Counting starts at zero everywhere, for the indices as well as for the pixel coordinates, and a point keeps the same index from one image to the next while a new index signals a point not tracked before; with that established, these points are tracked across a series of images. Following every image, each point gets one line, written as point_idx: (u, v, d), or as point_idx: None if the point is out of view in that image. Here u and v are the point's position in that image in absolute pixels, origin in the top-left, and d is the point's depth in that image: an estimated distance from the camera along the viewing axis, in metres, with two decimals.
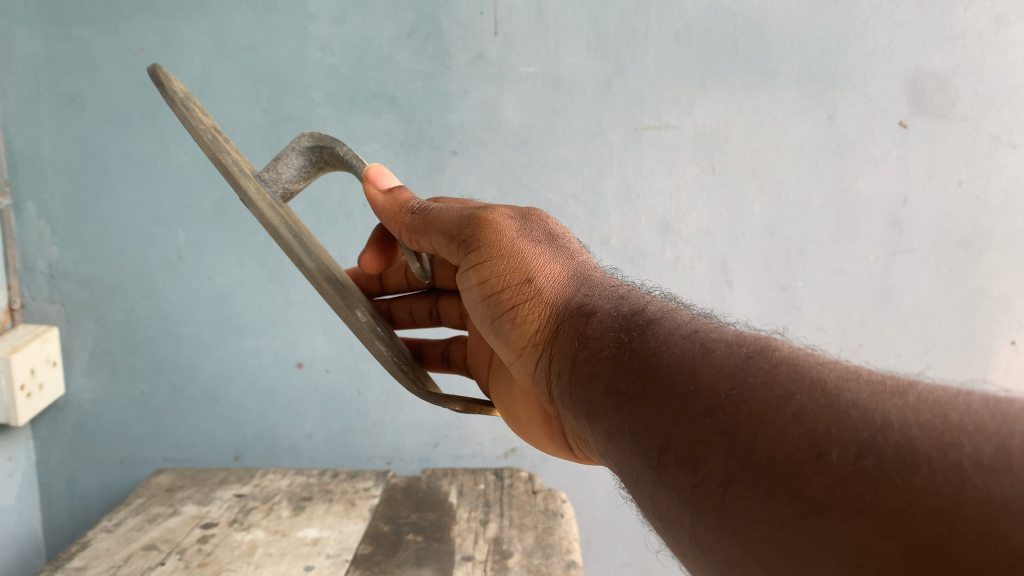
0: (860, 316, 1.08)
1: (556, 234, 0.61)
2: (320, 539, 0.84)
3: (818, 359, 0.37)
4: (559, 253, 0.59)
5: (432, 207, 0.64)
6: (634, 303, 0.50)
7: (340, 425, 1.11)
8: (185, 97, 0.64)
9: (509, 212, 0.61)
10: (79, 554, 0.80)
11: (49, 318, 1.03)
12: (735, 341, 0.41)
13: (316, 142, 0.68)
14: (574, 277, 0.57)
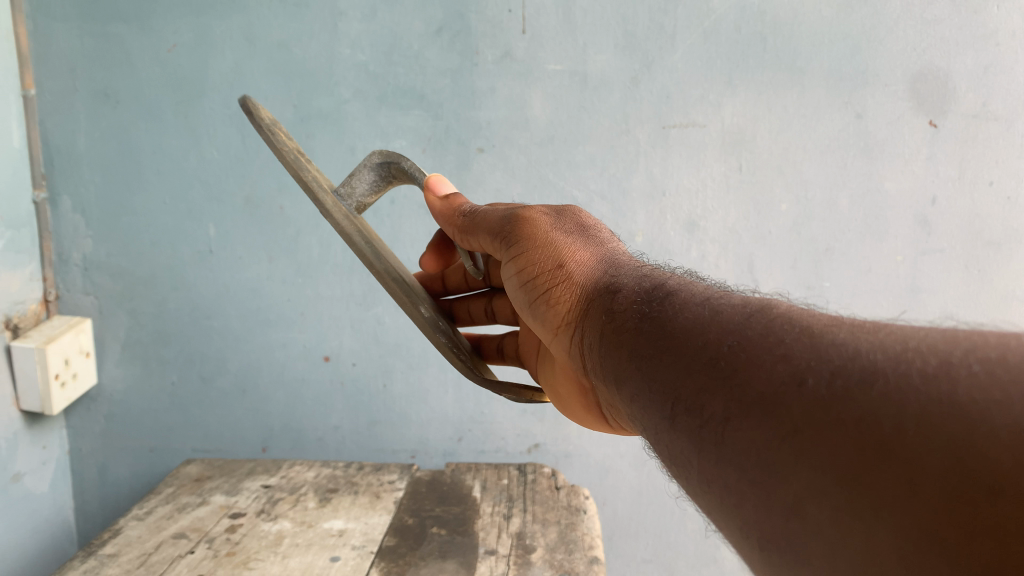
0: (887, 317, 1.07)
1: (579, 214, 0.64)
2: (345, 530, 0.86)
3: (816, 316, 0.39)
4: (582, 233, 0.61)
5: (482, 209, 0.66)
6: (654, 277, 0.52)
7: (366, 419, 1.12)
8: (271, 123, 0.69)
9: (546, 210, 0.63)
10: (111, 541, 0.82)
11: (83, 309, 1.05)
12: (739, 306, 0.43)
13: (384, 158, 0.73)
14: (599, 255, 0.58)
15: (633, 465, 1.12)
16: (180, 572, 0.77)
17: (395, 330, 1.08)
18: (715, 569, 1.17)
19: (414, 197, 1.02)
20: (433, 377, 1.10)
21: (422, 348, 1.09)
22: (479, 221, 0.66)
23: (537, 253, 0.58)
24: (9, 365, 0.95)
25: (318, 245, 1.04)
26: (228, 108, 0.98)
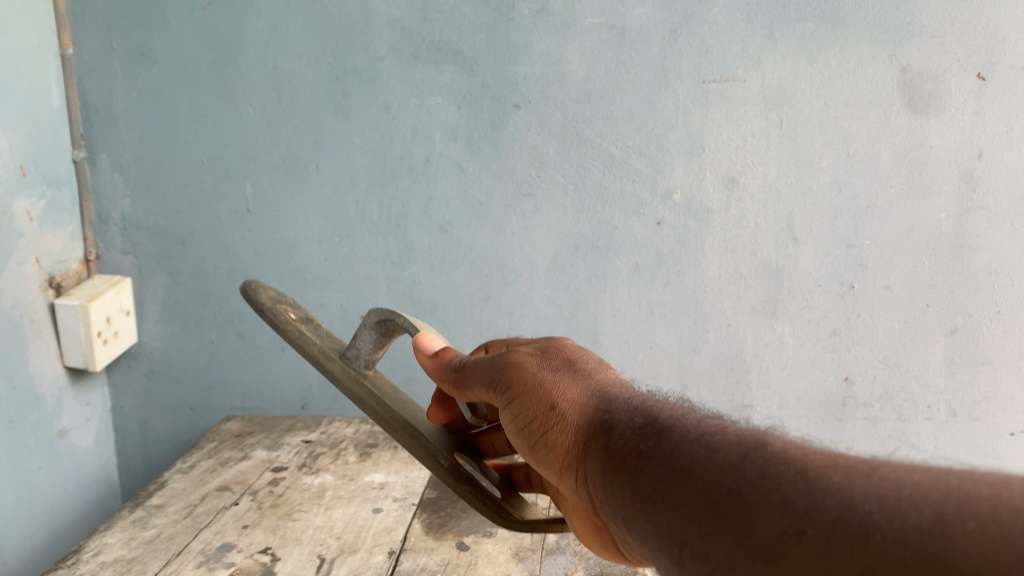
0: (931, 275, 1.03)
1: (565, 346, 0.61)
2: (386, 484, 0.87)
3: (806, 451, 0.39)
4: (576, 362, 0.59)
5: (469, 359, 0.64)
6: (652, 412, 0.50)
7: (402, 376, 1.12)
8: (279, 305, 0.73)
9: (531, 349, 0.60)
10: (157, 494, 0.84)
11: (123, 269, 1.06)
12: (731, 445, 0.41)
13: (381, 315, 0.70)
14: (596, 384, 0.56)
15: None
16: (226, 522, 0.78)
17: (431, 290, 1.07)
18: None
19: (449, 155, 1.01)
20: (468, 337, 1.09)
21: (457, 308, 1.08)
22: (469, 369, 0.63)
23: (534, 392, 0.56)
24: (53, 322, 0.97)
25: (354, 204, 1.03)
26: (263, 66, 0.98)
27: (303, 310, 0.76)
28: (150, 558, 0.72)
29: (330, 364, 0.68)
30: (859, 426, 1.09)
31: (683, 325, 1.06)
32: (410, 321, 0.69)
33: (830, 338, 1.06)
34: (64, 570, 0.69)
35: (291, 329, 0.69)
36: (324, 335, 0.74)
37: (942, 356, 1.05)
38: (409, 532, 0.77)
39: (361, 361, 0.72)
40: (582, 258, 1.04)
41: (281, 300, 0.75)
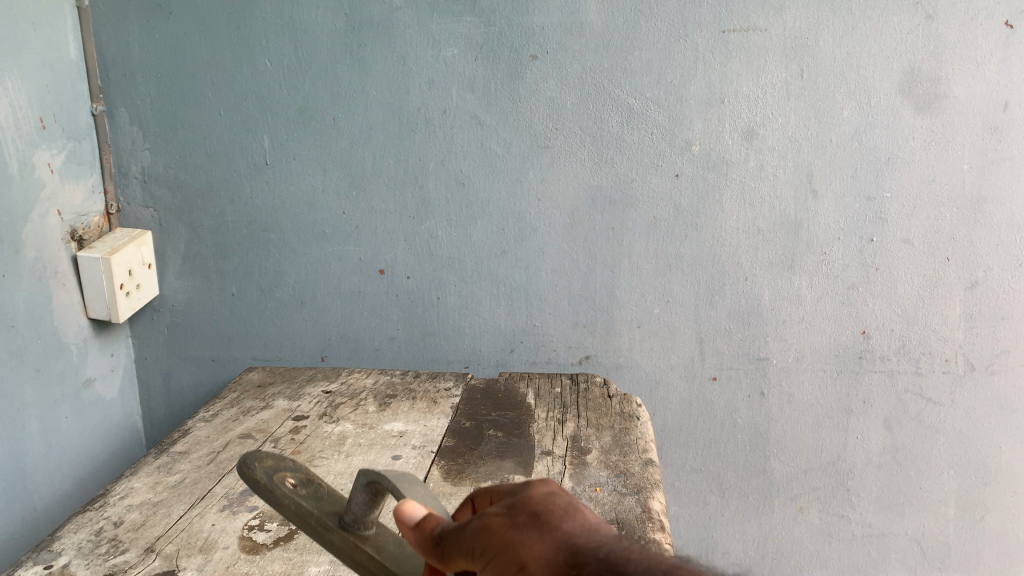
0: (953, 227, 1.02)
1: (538, 495, 0.43)
2: (405, 432, 0.88)
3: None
4: (548, 510, 0.42)
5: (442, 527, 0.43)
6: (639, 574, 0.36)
7: (420, 330, 1.12)
8: (274, 473, 0.56)
9: (499, 506, 0.42)
10: (181, 441, 0.85)
11: (144, 222, 1.07)
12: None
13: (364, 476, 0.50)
14: (571, 534, 0.40)
15: (684, 376, 1.11)
16: None
17: (448, 243, 1.07)
18: (764, 480, 1.14)
19: (466, 108, 1.01)
20: (485, 290, 1.09)
21: (474, 262, 1.08)
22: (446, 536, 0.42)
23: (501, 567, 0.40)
24: (76, 275, 0.98)
25: (371, 157, 1.03)
26: (279, 18, 0.98)
27: (309, 470, 0.58)
28: (175, 501, 0.73)
29: (325, 532, 0.52)
30: (876, 379, 1.08)
31: (701, 279, 1.06)
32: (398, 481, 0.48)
33: (847, 292, 1.05)
34: (93, 511, 0.71)
35: (282, 498, 0.53)
36: (326, 498, 0.55)
37: (961, 310, 1.05)
38: (428, 477, 0.78)
39: (365, 525, 0.52)
40: (600, 211, 1.04)
41: (280, 464, 0.58)
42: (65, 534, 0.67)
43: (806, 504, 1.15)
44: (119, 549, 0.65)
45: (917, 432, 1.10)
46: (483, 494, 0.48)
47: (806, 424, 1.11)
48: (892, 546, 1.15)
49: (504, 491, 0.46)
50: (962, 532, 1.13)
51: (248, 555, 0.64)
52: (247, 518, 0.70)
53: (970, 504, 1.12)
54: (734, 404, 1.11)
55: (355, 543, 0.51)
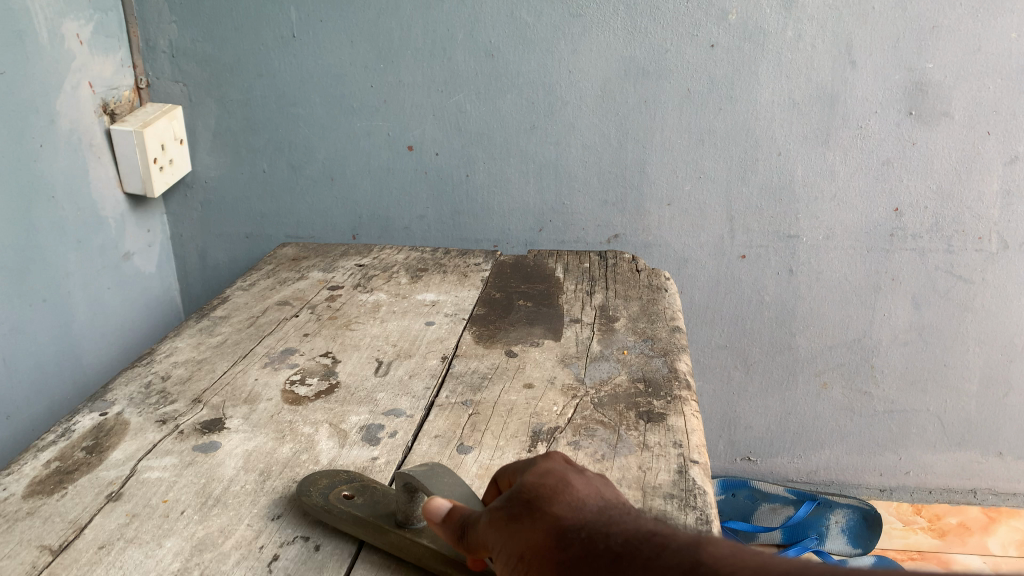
0: (995, 99, 1.00)
1: (534, 478, 0.42)
2: (437, 301, 0.90)
3: (748, 559, 0.32)
4: (537, 495, 0.41)
5: (459, 516, 0.43)
6: (619, 551, 0.36)
7: (449, 208, 1.13)
8: (329, 490, 0.55)
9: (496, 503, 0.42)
10: (221, 306, 0.88)
11: (173, 98, 1.08)
12: (674, 569, 0.33)
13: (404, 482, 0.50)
14: (560, 517, 0.39)
15: (712, 255, 1.11)
16: (288, 331, 0.82)
17: (477, 118, 1.06)
18: (789, 356, 1.16)
19: None
20: (514, 168, 1.09)
21: (504, 138, 1.07)
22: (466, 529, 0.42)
23: (506, 557, 0.39)
24: (111, 148, 1.00)
25: (399, 28, 1.02)
26: None
27: (361, 479, 0.57)
28: (218, 358, 0.76)
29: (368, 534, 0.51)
30: (906, 257, 1.08)
31: (733, 154, 1.05)
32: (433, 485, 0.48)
33: (882, 168, 1.04)
34: (141, 367, 0.74)
35: (333, 511, 0.52)
36: (381, 501, 0.53)
37: (998, 186, 1.04)
38: (460, 342, 0.80)
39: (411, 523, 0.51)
40: (632, 83, 1.02)
41: (335, 479, 0.57)
42: (117, 386, 0.71)
43: (829, 380, 1.17)
44: (169, 399, 0.69)
45: (945, 310, 1.11)
46: (503, 473, 0.46)
47: (833, 302, 1.12)
48: (913, 421, 1.19)
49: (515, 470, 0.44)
50: (983, 408, 1.17)
51: (291, 405, 0.68)
52: (288, 374, 0.73)
53: (993, 381, 1.15)
54: (763, 283, 1.12)
55: (412, 540, 0.49)
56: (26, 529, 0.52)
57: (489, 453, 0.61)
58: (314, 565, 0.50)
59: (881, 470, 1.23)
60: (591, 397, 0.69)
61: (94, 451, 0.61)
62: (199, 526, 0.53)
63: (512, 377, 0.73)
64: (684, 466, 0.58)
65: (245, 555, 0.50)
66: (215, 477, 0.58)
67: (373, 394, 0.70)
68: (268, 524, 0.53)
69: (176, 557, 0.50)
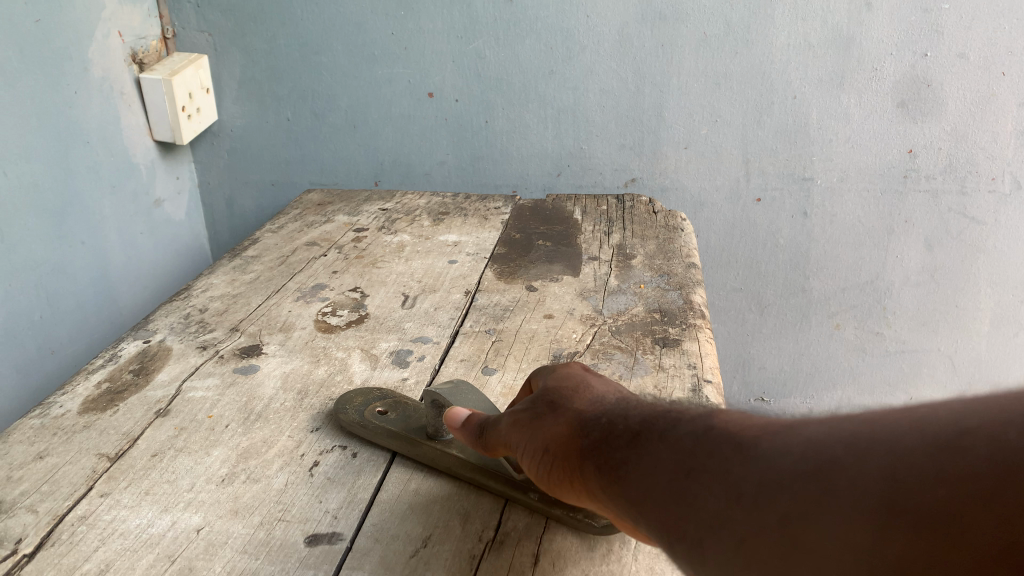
0: (1011, 41, 1.00)
1: (559, 383, 0.44)
2: (459, 242, 0.93)
3: (760, 423, 0.30)
4: (559, 396, 0.43)
5: (490, 423, 0.46)
6: (635, 427, 0.35)
7: (469, 154, 1.15)
8: (364, 408, 0.58)
9: (521, 406, 0.44)
10: (252, 247, 0.91)
11: (199, 48, 1.10)
12: (686, 435, 0.32)
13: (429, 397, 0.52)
14: (580, 410, 0.40)
15: (728, 198, 1.15)
16: (317, 269, 0.85)
17: (496, 64, 1.08)
18: (803, 298, 1.22)
19: None
20: (533, 113, 1.11)
21: (522, 84, 1.09)
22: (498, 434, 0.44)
23: (532, 452, 0.41)
24: (140, 97, 1.02)
25: None
26: None
27: (395, 396, 0.60)
28: (252, 293, 0.79)
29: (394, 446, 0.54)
30: (919, 199, 1.12)
31: (749, 98, 1.07)
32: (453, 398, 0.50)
33: (897, 110, 1.06)
34: (179, 300, 0.78)
35: (365, 426, 0.56)
36: (413, 416, 0.57)
37: (1013, 127, 1.06)
38: (482, 278, 0.84)
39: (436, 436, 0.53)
40: (649, 27, 1.04)
41: (369, 398, 0.60)
42: (158, 317, 0.74)
43: (842, 322, 1.23)
44: (208, 328, 0.72)
45: (957, 252, 1.15)
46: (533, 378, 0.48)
47: (847, 244, 1.16)
48: (924, 362, 1.26)
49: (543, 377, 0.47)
50: (994, 348, 1.23)
51: (324, 333, 0.71)
52: (320, 307, 0.76)
53: (1005, 322, 1.21)
54: (777, 225, 1.16)
55: (442, 450, 0.52)
56: (84, 439, 0.56)
57: (513, 374, 0.64)
58: (353, 469, 0.53)
59: (892, 411, 1.31)
60: (609, 325, 0.72)
61: (141, 373, 0.65)
62: (244, 437, 0.56)
63: (533, 308, 0.76)
64: (698, 385, 0.61)
65: (288, 461, 0.54)
66: (256, 396, 0.62)
67: (401, 324, 0.73)
68: (308, 435, 0.57)
69: (224, 463, 0.54)
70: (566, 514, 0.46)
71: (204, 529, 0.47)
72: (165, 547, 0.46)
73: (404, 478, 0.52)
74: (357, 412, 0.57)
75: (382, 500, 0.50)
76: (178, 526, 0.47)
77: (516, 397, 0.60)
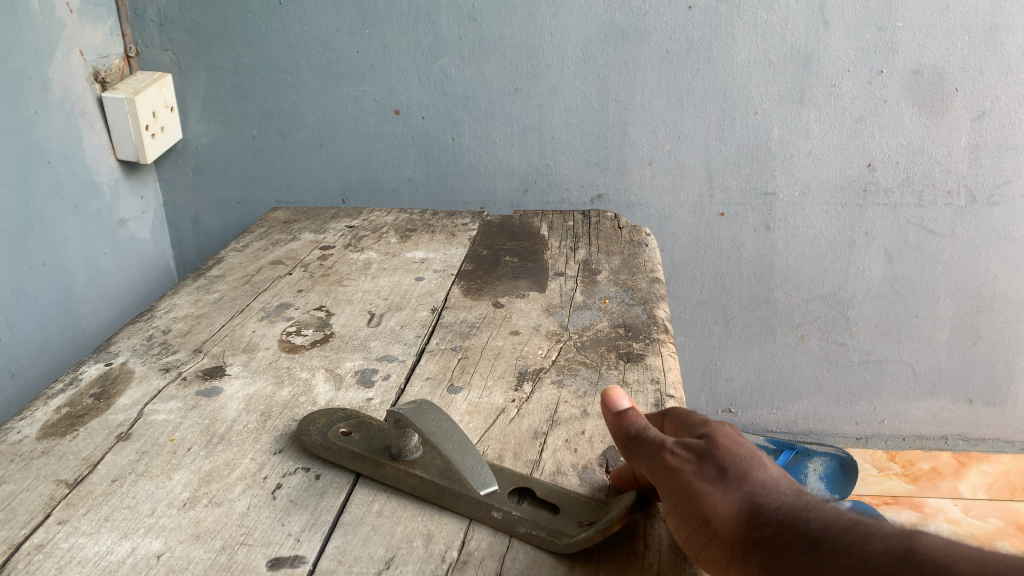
0: (962, 59, 1.04)
1: (729, 445, 0.43)
2: (426, 259, 0.93)
3: (968, 555, 0.31)
4: (732, 463, 0.41)
5: (639, 451, 0.44)
6: (818, 537, 0.36)
7: (436, 171, 1.15)
8: (327, 429, 0.58)
9: (685, 451, 0.43)
10: (217, 266, 0.91)
11: (163, 66, 1.09)
12: (883, 554, 0.33)
13: (391, 414, 0.53)
14: (756, 494, 0.40)
15: (692, 213, 1.16)
16: (282, 288, 0.85)
17: (462, 82, 1.09)
18: (767, 310, 1.24)
19: None
20: (499, 130, 1.12)
21: (488, 101, 1.10)
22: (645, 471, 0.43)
23: (686, 515, 0.41)
24: (103, 116, 1.01)
25: None
26: None
27: (356, 415, 0.60)
28: (216, 313, 0.79)
29: (355, 464, 0.54)
30: (879, 211, 1.15)
31: (712, 114, 1.09)
32: (416, 412, 0.51)
33: (855, 125, 1.09)
34: (142, 322, 0.77)
35: (328, 447, 0.56)
36: (377, 436, 0.57)
37: (966, 141, 1.10)
38: (449, 295, 0.84)
39: (399, 453, 0.54)
40: (613, 45, 1.05)
41: (332, 418, 0.60)
42: (120, 339, 0.74)
43: (806, 333, 1.26)
44: (171, 350, 0.72)
45: (916, 263, 1.19)
46: (688, 423, 0.47)
47: (809, 256, 1.19)
48: (887, 370, 1.29)
49: (703, 425, 0.45)
50: (953, 355, 1.27)
51: (288, 353, 0.71)
52: (284, 326, 0.76)
53: (964, 330, 1.24)
54: (741, 239, 1.18)
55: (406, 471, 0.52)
56: (43, 466, 0.55)
57: (478, 391, 0.64)
58: (316, 491, 0.53)
59: (856, 419, 1.34)
60: (574, 341, 0.73)
61: (102, 397, 0.64)
62: (206, 460, 0.56)
63: (499, 325, 0.76)
64: (661, 399, 0.62)
65: (250, 484, 0.53)
66: (219, 418, 0.61)
67: (367, 342, 0.73)
68: (271, 457, 0.56)
69: (185, 487, 0.53)
70: (528, 534, 0.47)
71: (165, 555, 0.47)
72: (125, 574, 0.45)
73: (368, 499, 0.52)
74: (317, 433, 0.58)
75: (345, 522, 0.50)
76: (139, 553, 0.47)
77: (480, 416, 0.60)
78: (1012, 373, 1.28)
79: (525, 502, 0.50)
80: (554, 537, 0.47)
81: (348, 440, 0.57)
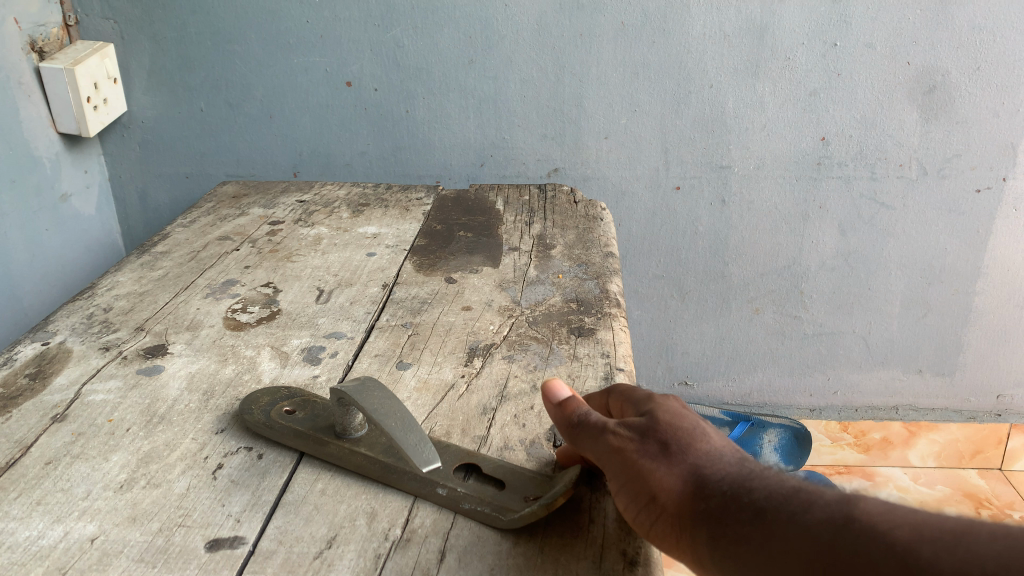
0: (914, 34, 1.05)
1: (671, 421, 0.42)
2: (378, 234, 0.92)
3: (905, 517, 0.31)
4: (676, 438, 0.41)
5: (583, 433, 0.44)
6: (762, 507, 0.35)
7: (391, 144, 1.14)
8: (270, 408, 0.57)
9: (629, 431, 0.42)
10: (162, 243, 0.88)
11: (104, 36, 1.06)
12: (824, 524, 0.33)
13: (334, 392, 0.52)
14: (701, 466, 0.39)
15: (648, 187, 1.16)
16: (229, 264, 0.83)
17: (415, 53, 1.07)
18: (723, 284, 1.25)
19: None
20: (454, 102, 1.10)
21: (442, 73, 1.08)
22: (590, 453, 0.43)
23: (633, 491, 0.40)
24: (40, 87, 0.97)
25: None
26: None
27: (300, 395, 0.59)
28: (160, 290, 0.77)
29: (298, 443, 0.53)
30: (832, 185, 1.15)
31: (668, 88, 1.08)
32: (356, 389, 0.50)
33: (809, 99, 1.09)
34: (83, 300, 0.75)
35: (272, 427, 0.55)
36: (322, 416, 0.56)
37: (918, 115, 1.10)
38: (400, 271, 0.82)
39: (342, 431, 0.53)
40: (568, 17, 1.04)
41: (276, 397, 0.59)
42: (59, 317, 0.71)
43: (761, 307, 1.27)
44: (112, 329, 0.70)
45: (868, 236, 1.20)
46: (630, 403, 0.47)
47: (762, 230, 1.19)
48: (840, 342, 1.31)
49: (644, 405, 0.45)
50: (903, 327, 1.29)
51: (233, 331, 0.69)
52: (230, 303, 0.74)
53: (914, 302, 1.26)
54: (696, 213, 1.18)
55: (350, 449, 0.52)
56: None
57: (427, 368, 0.63)
58: (258, 471, 0.52)
59: (810, 390, 1.36)
60: (526, 317, 0.72)
61: (37, 377, 0.62)
62: (145, 441, 0.54)
63: (451, 301, 0.75)
64: (610, 373, 0.61)
65: (191, 464, 0.52)
66: (160, 397, 0.60)
67: (314, 319, 0.72)
68: (212, 437, 0.55)
69: (123, 469, 0.51)
70: (473, 510, 0.47)
71: (98, 539, 0.45)
72: (57, 559, 0.44)
73: (311, 478, 0.51)
74: (259, 414, 0.56)
75: (287, 501, 0.49)
76: (71, 537, 0.45)
77: (428, 393, 0.59)
78: (961, 343, 1.30)
79: (471, 478, 0.50)
80: (499, 511, 0.46)
81: (290, 420, 0.56)
